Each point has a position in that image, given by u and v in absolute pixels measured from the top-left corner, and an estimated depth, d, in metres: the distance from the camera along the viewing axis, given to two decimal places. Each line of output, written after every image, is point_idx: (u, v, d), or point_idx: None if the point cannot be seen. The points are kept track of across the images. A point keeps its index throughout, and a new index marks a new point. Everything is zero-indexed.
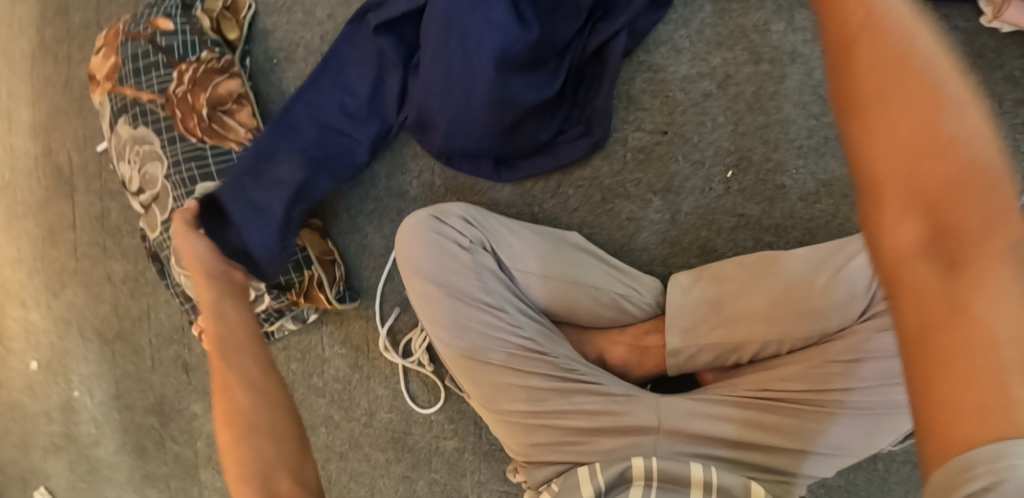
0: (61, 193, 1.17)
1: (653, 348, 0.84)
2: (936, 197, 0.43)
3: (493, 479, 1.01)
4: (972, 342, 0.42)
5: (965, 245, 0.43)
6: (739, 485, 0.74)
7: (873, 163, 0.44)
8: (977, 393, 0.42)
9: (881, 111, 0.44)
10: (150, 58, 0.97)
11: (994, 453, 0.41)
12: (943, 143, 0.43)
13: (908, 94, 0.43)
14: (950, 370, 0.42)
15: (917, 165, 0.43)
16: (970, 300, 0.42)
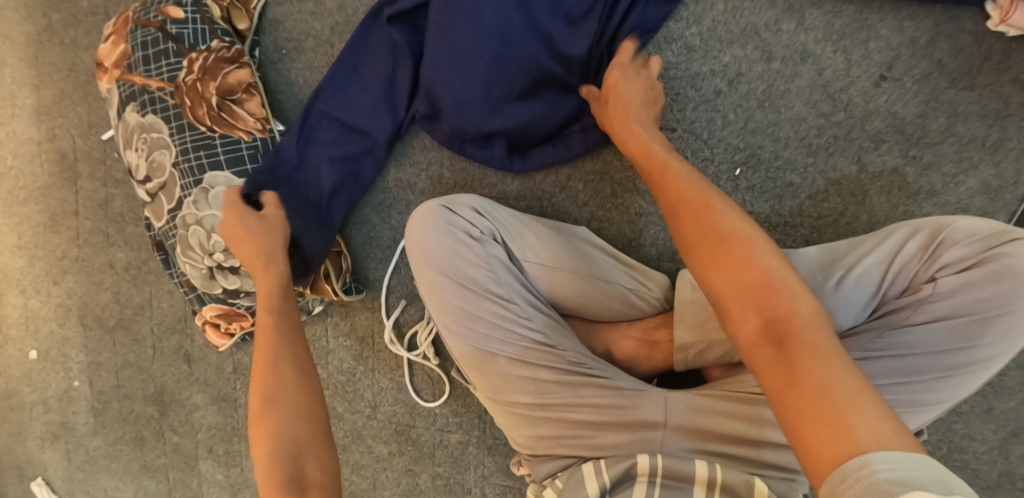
0: (64, 179, 1.16)
1: (662, 343, 0.84)
2: (762, 297, 0.56)
3: (496, 474, 1.01)
4: (813, 391, 0.52)
5: (789, 326, 0.55)
6: (742, 484, 0.75)
7: (709, 278, 0.59)
8: (829, 420, 0.50)
9: (711, 237, 0.60)
10: (160, 45, 0.95)
11: (864, 466, 0.47)
12: (743, 253, 0.58)
13: (720, 229, 0.60)
14: (810, 413, 0.51)
15: (739, 273, 0.58)
16: (803, 362, 0.53)
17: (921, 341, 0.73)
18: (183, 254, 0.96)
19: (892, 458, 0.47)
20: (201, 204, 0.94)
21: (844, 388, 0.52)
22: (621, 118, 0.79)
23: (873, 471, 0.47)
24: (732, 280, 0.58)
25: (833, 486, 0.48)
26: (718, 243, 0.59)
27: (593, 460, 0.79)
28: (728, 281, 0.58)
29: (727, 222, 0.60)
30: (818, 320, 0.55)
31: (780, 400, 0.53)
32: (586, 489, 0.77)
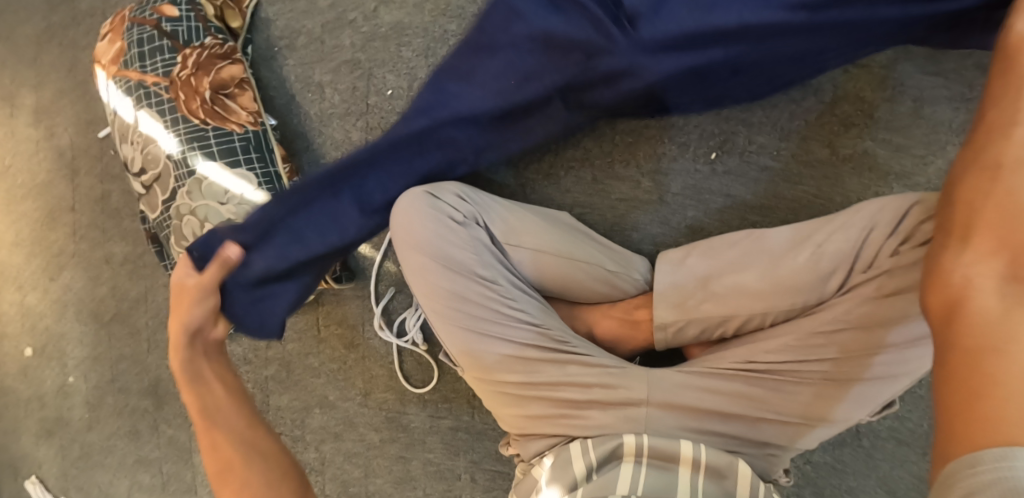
0: (62, 176, 1.18)
1: (643, 322, 0.87)
2: (1017, 260, 0.51)
3: (486, 459, 1.03)
4: (1007, 368, 0.46)
5: None
6: (725, 463, 0.78)
7: (982, 228, 0.53)
8: (1013, 401, 0.45)
9: (995, 194, 0.55)
10: (155, 42, 0.99)
11: (1003, 459, 0.43)
12: (1019, 216, 0.53)
13: (999, 198, 0.55)
14: (992, 385, 0.46)
15: (1007, 230, 0.52)
16: (1016, 347, 0.47)
17: (894, 314, 0.74)
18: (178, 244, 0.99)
19: None
20: (195, 194, 0.97)
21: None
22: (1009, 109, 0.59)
23: (1013, 466, 0.42)
24: (992, 224, 0.53)
25: (959, 468, 0.44)
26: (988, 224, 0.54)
27: (580, 441, 0.82)
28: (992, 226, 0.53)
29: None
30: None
31: (964, 364, 0.48)
32: (574, 470, 0.79)
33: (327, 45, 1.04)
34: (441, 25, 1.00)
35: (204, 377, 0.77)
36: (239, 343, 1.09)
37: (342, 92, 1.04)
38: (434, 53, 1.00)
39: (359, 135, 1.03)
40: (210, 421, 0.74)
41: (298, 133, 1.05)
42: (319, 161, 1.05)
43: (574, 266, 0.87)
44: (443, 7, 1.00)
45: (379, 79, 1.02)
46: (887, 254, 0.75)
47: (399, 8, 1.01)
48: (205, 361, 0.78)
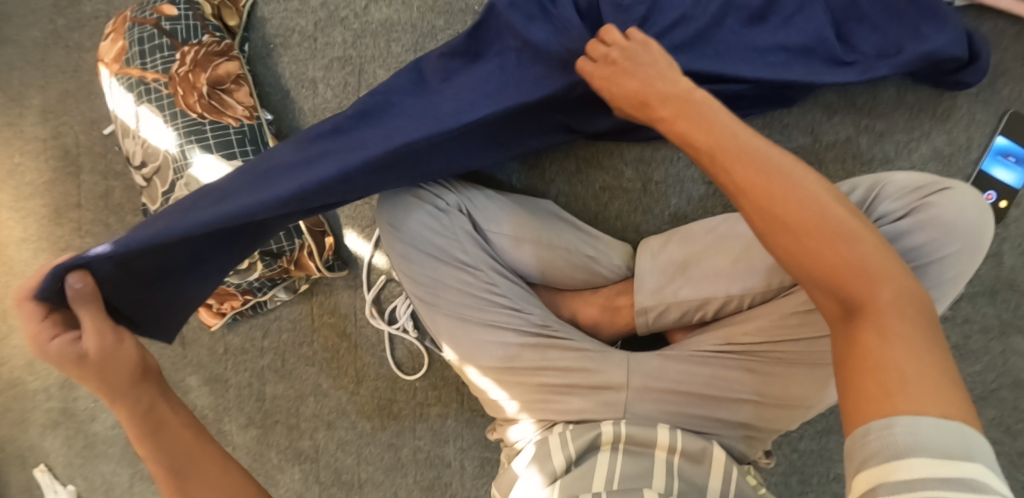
0: (68, 173, 1.22)
1: (623, 307, 0.89)
2: (845, 289, 0.59)
3: (474, 445, 1.05)
4: (883, 364, 0.55)
5: (869, 302, 0.58)
6: (703, 449, 0.77)
7: (785, 254, 0.62)
8: (887, 381, 0.54)
9: (790, 220, 0.61)
10: (155, 41, 1.01)
11: (886, 427, 0.53)
12: (836, 244, 0.60)
13: (802, 213, 0.61)
14: (877, 371, 0.55)
15: (813, 257, 0.60)
16: (866, 338, 0.57)
17: None
18: None
19: (912, 421, 0.52)
20: (192, 186, 0.99)
21: (910, 368, 0.54)
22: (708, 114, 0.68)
23: (892, 432, 0.52)
24: (810, 255, 0.60)
25: (855, 440, 0.54)
26: (797, 231, 0.61)
27: (558, 433, 0.80)
28: (801, 264, 0.61)
29: (810, 188, 0.62)
30: (897, 299, 0.58)
31: (847, 370, 0.57)
32: (552, 462, 0.77)
33: (320, 42, 1.07)
34: (429, 21, 1.03)
35: (165, 424, 0.72)
36: (235, 332, 1.12)
37: (335, 88, 1.06)
38: (422, 49, 1.03)
39: None
40: (178, 477, 0.70)
41: (293, 128, 1.09)
42: None
43: (552, 249, 0.89)
44: (430, 3, 1.03)
45: (370, 74, 1.05)
46: None
47: (388, 6, 1.04)
48: (161, 404, 0.73)
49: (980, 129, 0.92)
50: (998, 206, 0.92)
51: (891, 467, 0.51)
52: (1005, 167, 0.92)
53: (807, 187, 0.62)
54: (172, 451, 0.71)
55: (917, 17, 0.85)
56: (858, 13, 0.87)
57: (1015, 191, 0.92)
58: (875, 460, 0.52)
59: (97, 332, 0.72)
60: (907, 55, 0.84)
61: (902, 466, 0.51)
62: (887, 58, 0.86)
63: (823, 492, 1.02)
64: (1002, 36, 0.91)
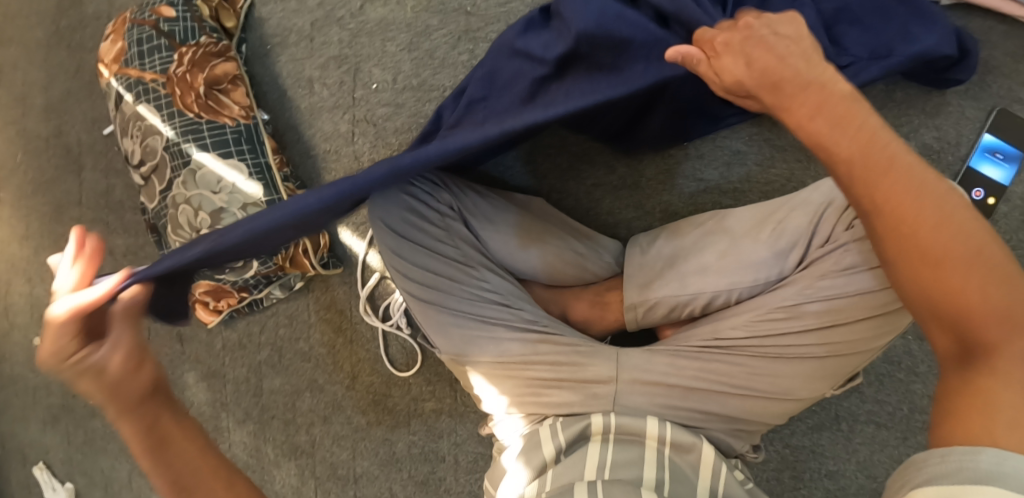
0: (69, 171, 1.24)
1: (613, 302, 0.91)
2: (976, 332, 0.57)
3: (469, 440, 1.06)
4: (990, 406, 0.55)
5: (996, 349, 0.56)
6: (694, 441, 0.78)
7: (911, 281, 0.60)
8: (997, 417, 0.54)
9: (924, 235, 0.58)
10: (154, 42, 1.03)
11: (972, 453, 0.53)
12: (972, 279, 0.57)
13: (945, 241, 0.58)
14: (983, 409, 0.55)
15: (949, 292, 0.58)
16: (984, 379, 0.56)
17: (849, 286, 0.75)
18: (173, 233, 1.03)
19: (1005, 456, 0.52)
20: (189, 184, 1.00)
21: (1020, 415, 0.54)
22: (833, 114, 0.61)
23: (977, 459, 0.53)
24: (939, 285, 0.58)
25: (929, 456, 0.55)
26: (940, 263, 0.58)
27: (549, 425, 0.81)
28: (929, 295, 0.59)
29: (954, 215, 0.58)
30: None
31: (953, 402, 0.57)
32: (542, 452, 0.78)
33: (316, 41, 1.08)
34: (424, 20, 1.05)
35: (171, 443, 0.64)
36: (232, 329, 1.13)
37: (330, 86, 1.08)
38: (416, 47, 1.05)
39: (346, 127, 1.07)
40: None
41: (290, 126, 1.10)
42: (309, 153, 1.09)
43: (544, 246, 0.91)
44: (424, 3, 1.05)
45: (365, 73, 1.07)
46: (842, 229, 0.77)
47: (383, 6, 1.06)
48: (167, 419, 0.64)
49: (969, 126, 0.93)
50: (986, 203, 0.92)
51: (961, 488, 0.52)
52: (993, 164, 0.92)
53: (958, 215, 0.59)
54: (176, 468, 0.63)
55: (907, 19, 0.86)
56: (850, 15, 0.86)
57: (1004, 188, 0.92)
58: (947, 479, 0.53)
59: (114, 347, 0.64)
60: (898, 57, 0.84)
61: (977, 489, 0.52)
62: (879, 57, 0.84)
63: (815, 488, 1.02)
64: (991, 33, 0.93)
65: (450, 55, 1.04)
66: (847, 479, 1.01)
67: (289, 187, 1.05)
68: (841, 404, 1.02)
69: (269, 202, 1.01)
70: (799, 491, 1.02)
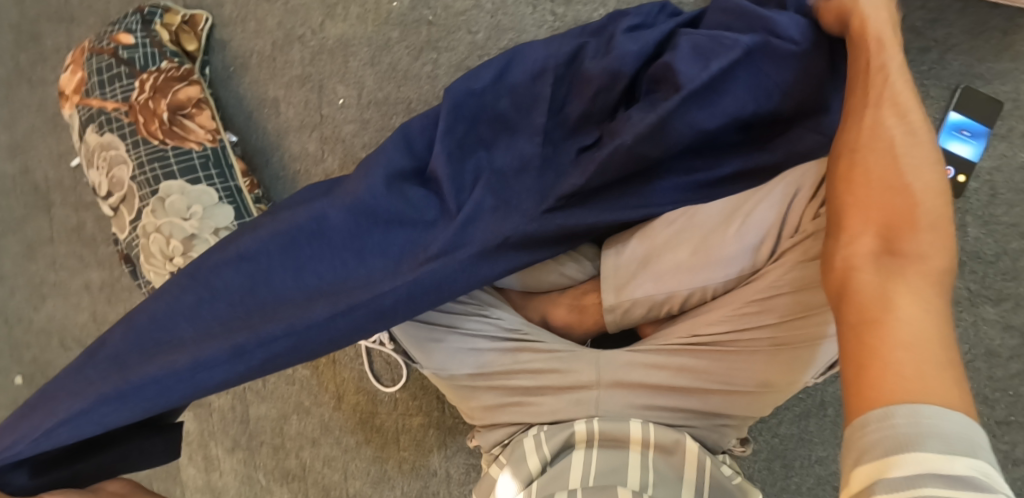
0: (39, 208, 1.21)
1: (591, 305, 0.90)
2: (896, 236, 0.56)
3: (460, 452, 1.06)
4: (891, 327, 0.51)
5: (910, 251, 0.55)
6: (674, 440, 0.78)
7: (857, 171, 0.61)
8: (900, 346, 0.50)
9: (888, 143, 0.62)
10: (113, 70, 1.02)
11: (885, 418, 0.47)
12: (911, 190, 0.58)
13: (899, 148, 0.62)
14: (882, 347, 0.50)
15: (894, 190, 0.59)
16: (897, 297, 0.52)
17: (818, 276, 0.75)
18: (146, 262, 1.00)
19: (918, 411, 0.47)
20: (159, 213, 0.99)
21: (918, 351, 0.49)
22: (868, 59, 0.69)
23: (893, 423, 0.47)
24: (880, 189, 0.59)
25: (854, 431, 0.49)
26: (901, 156, 0.61)
27: (533, 435, 0.81)
28: (860, 202, 0.59)
29: (908, 132, 0.63)
30: (940, 274, 0.54)
31: (852, 334, 0.52)
32: (528, 465, 0.78)
33: (279, 61, 1.08)
34: (384, 33, 1.05)
35: None
36: None
37: (296, 106, 1.07)
38: (379, 62, 1.05)
39: (314, 146, 1.06)
40: None
41: (258, 150, 1.08)
42: (279, 174, 1.08)
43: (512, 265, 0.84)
44: (384, 17, 1.05)
45: (329, 90, 1.06)
46: (808, 219, 0.77)
47: (343, 21, 1.06)
48: None
49: (935, 104, 0.99)
50: (957, 180, 0.92)
51: (888, 462, 0.46)
52: (961, 141, 0.94)
53: (911, 141, 0.62)
54: None
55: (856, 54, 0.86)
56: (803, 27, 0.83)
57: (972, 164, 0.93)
58: (871, 454, 0.47)
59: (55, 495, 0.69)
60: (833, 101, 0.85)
61: (900, 460, 0.45)
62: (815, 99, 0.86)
63: (806, 476, 1.02)
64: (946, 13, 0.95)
65: (413, 67, 1.04)
66: (838, 464, 1.01)
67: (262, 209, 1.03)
68: (827, 390, 1.02)
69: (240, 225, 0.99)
70: (791, 480, 1.02)
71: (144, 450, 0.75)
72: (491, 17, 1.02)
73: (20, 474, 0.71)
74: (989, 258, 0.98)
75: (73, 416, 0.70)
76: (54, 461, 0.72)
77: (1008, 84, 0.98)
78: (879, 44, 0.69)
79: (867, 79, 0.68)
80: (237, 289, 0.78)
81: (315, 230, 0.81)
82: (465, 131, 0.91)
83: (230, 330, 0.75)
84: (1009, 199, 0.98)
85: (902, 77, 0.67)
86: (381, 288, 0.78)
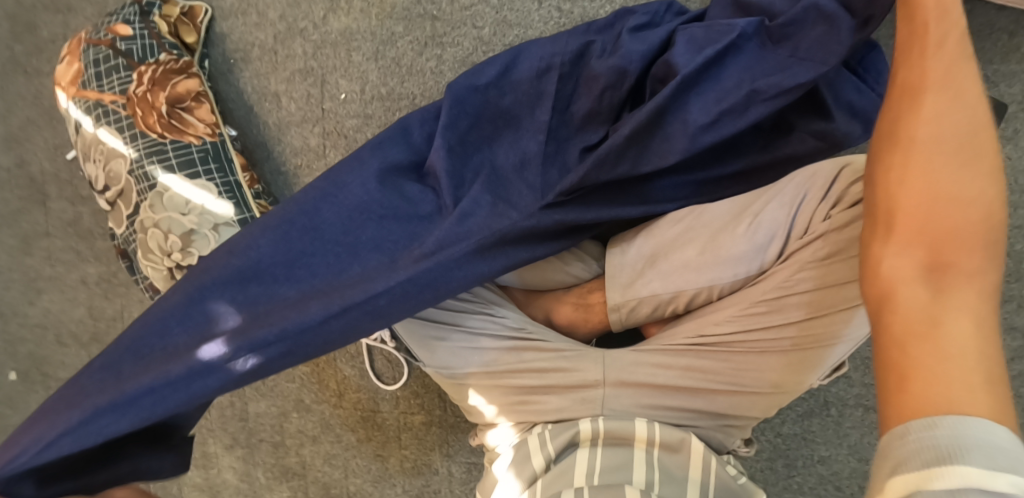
0: (34, 202, 1.19)
1: (596, 304, 0.89)
2: (945, 245, 0.54)
3: (461, 451, 1.05)
4: (940, 349, 0.50)
5: (959, 263, 0.53)
6: (681, 439, 0.77)
7: (903, 168, 0.58)
8: (946, 368, 0.49)
9: (944, 135, 0.57)
10: (110, 62, 1.01)
11: (928, 428, 0.47)
12: (964, 195, 0.55)
13: (955, 142, 0.57)
14: (924, 366, 0.50)
15: (948, 192, 0.56)
16: (947, 317, 0.51)
17: (826, 276, 0.74)
18: (144, 258, 0.99)
19: (962, 425, 0.46)
20: (157, 207, 0.98)
21: (965, 371, 0.49)
22: (930, 25, 0.62)
23: (935, 435, 0.46)
24: (932, 190, 0.56)
25: (889, 440, 0.49)
26: (958, 151, 0.57)
27: (537, 434, 0.80)
28: (909, 203, 0.56)
29: (968, 122, 0.58)
30: (987, 288, 0.52)
31: (893, 349, 0.52)
32: (532, 463, 0.77)
33: (280, 54, 1.06)
34: (388, 27, 1.04)
35: None
36: None
37: (297, 100, 1.06)
38: (383, 56, 1.03)
39: (316, 141, 1.05)
40: None
41: (258, 144, 1.07)
42: (280, 169, 1.07)
43: (511, 262, 0.83)
44: (388, 10, 1.04)
45: (332, 85, 1.05)
46: (819, 219, 0.76)
47: (346, 15, 1.05)
48: None
49: None
50: None
51: (929, 474, 0.45)
52: None
53: (967, 133, 0.57)
54: None
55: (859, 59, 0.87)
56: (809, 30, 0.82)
57: None
58: (910, 465, 0.46)
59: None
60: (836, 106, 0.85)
61: (942, 471, 0.45)
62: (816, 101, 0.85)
63: (808, 475, 1.02)
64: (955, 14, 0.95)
65: (417, 62, 1.03)
66: (840, 464, 1.01)
67: (262, 205, 1.02)
68: (830, 390, 1.02)
69: (240, 220, 0.98)
70: (793, 479, 1.02)
71: (153, 469, 0.74)
72: (496, 12, 1.01)
73: (26, 486, 0.68)
74: (993, 261, 0.98)
75: (69, 427, 0.67)
76: (61, 473, 0.69)
77: (1016, 86, 0.98)
78: (938, 13, 0.62)
79: (926, 54, 0.61)
80: (228, 285, 0.76)
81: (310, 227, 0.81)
82: (467, 127, 0.90)
83: (229, 333, 0.73)
84: (1014, 201, 0.98)
85: (958, 50, 0.61)
86: (375, 285, 0.77)
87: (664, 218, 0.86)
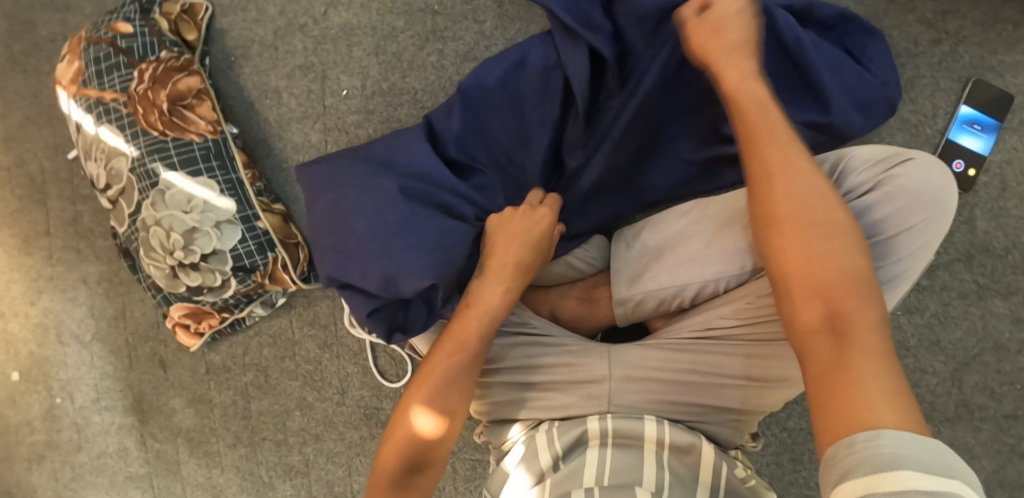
0: (34, 202, 1.18)
1: (602, 298, 0.90)
2: (835, 301, 0.61)
3: (464, 448, 1.05)
4: (857, 387, 0.56)
5: (850, 316, 0.60)
6: (688, 438, 0.76)
7: (783, 246, 0.65)
8: (863, 393, 0.55)
9: (805, 210, 0.66)
10: (112, 60, 0.99)
11: (873, 438, 0.52)
12: (834, 256, 0.63)
13: (816, 214, 0.65)
14: (849, 404, 0.55)
15: (822, 257, 0.63)
16: (852, 357, 0.58)
17: None
18: (145, 257, 1.01)
19: (899, 437, 0.51)
20: (158, 206, 0.99)
21: (880, 395, 0.55)
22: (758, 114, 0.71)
23: (879, 444, 0.51)
24: (807, 259, 0.64)
25: (837, 450, 0.53)
26: (820, 222, 0.65)
27: (546, 431, 0.79)
28: (797, 275, 0.64)
29: (820, 196, 0.66)
30: (876, 324, 0.60)
31: (817, 390, 0.58)
32: (539, 460, 0.77)
33: (280, 50, 1.06)
34: (388, 22, 1.03)
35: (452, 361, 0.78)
36: (215, 351, 1.11)
37: (298, 96, 1.05)
38: (384, 51, 1.03)
39: (317, 137, 1.06)
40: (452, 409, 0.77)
41: (259, 140, 1.07)
42: (279, 167, 1.07)
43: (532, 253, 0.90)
44: (389, 5, 1.03)
45: (333, 80, 1.05)
46: None
47: (347, 10, 1.04)
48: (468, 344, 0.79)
49: (945, 98, 0.98)
50: (966, 174, 0.98)
51: (877, 478, 0.49)
52: (971, 135, 0.98)
53: (824, 199, 0.66)
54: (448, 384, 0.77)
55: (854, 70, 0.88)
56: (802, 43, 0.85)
57: (981, 158, 0.98)
58: (857, 472, 0.51)
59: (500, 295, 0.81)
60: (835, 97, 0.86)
61: (888, 474, 0.49)
62: (812, 95, 0.87)
63: (815, 469, 1.01)
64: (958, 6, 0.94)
65: (418, 56, 1.03)
66: None
67: (263, 202, 1.04)
68: None
69: (242, 218, 1.00)
70: (799, 473, 1.01)
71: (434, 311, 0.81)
72: (497, 6, 1.01)
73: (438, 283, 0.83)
74: (999, 252, 0.98)
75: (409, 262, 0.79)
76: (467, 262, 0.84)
77: (1020, 77, 0.97)
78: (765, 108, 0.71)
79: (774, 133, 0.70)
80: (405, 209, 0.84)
81: (392, 198, 0.82)
82: (472, 121, 0.89)
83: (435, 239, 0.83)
84: (1019, 193, 0.97)
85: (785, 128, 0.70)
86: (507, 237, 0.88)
87: (669, 212, 0.86)
